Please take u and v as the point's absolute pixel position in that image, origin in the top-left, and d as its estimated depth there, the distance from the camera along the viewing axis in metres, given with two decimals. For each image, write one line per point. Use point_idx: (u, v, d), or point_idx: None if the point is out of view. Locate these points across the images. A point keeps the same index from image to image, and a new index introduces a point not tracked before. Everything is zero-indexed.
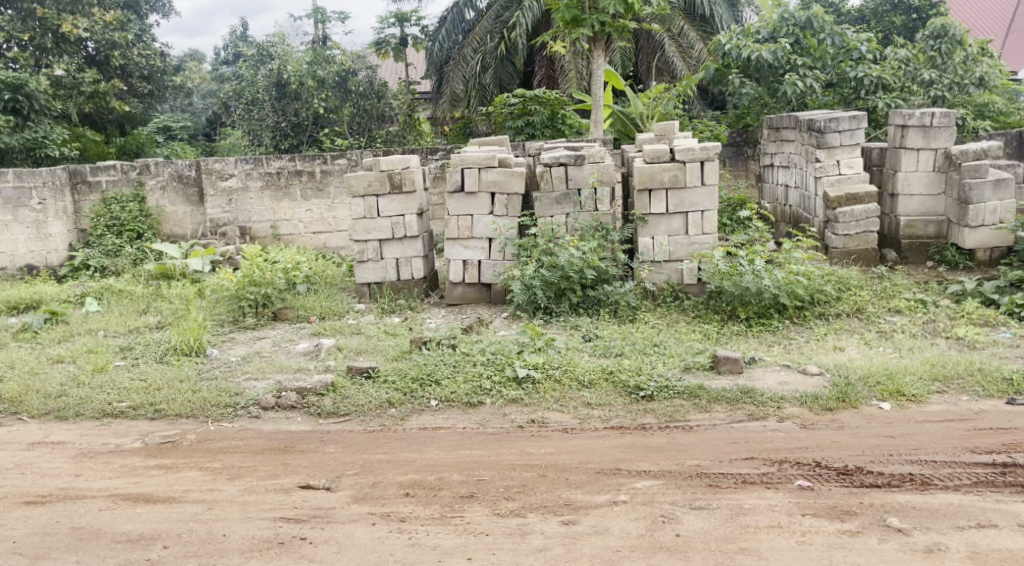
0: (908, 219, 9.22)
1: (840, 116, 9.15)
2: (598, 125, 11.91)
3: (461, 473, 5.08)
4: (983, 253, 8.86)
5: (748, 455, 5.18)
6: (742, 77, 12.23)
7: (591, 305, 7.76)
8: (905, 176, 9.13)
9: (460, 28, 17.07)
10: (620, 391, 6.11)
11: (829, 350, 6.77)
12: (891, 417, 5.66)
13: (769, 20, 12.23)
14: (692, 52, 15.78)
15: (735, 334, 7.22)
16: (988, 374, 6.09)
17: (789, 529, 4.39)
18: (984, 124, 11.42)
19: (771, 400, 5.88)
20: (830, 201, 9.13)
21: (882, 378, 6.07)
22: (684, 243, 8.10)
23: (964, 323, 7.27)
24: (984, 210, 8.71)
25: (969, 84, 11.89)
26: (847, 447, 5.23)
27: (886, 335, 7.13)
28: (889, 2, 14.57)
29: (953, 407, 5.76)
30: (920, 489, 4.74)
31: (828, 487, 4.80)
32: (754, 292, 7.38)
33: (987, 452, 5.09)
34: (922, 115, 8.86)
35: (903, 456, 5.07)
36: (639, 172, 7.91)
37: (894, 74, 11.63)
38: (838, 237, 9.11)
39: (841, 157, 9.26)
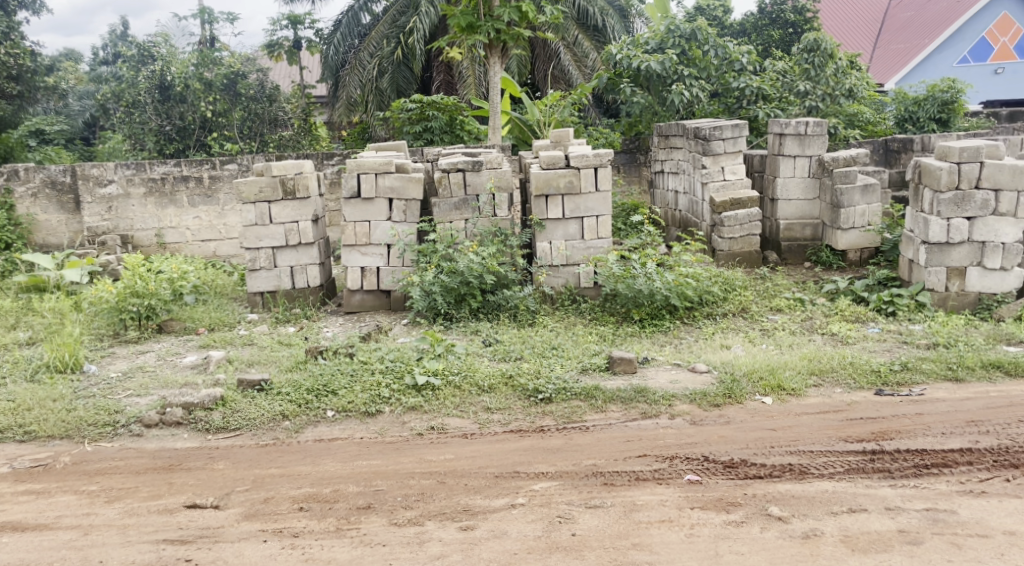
0: (787, 222, 9.70)
1: (724, 124, 9.53)
2: (496, 131, 12.00)
3: (357, 484, 5.03)
4: (855, 253, 9.38)
5: (641, 452, 5.34)
6: (633, 86, 12.47)
7: (490, 310, 7.82)
8: (784, 182, 9.61)
9: (355, 32, 16.92)
10: (519, 395, 6.18)
11: (716, 348, 7.05)
12: (772, 410, 5.94)
13: (657, 32, 12.60)
14: (587, 61, 16.23)
15: (629, 335, 7.43)
16: (859, 367, 6.49)
17: (679, 523, 4.55)
18: (853, 133, 12.19)
19: (663, 398, 6.08)
20: (716, 206, 9.50)
21: (764, 373, 6.37)
22: (580, 247, 8.26)
23: (838, 319, 7.71)
24: (854, 214, 9.23)
25: (840, 95, 12.46)
26: (733, 441, 5.46)
27: (769, 333, 7.48)
28: (768, 16, 15.15)
29: (829, 399, 6.09)
30: (799, 478, 4.99)
31: (716, 480, 5.00)
32: (646, 293, 7.62)
33: (858, 440, 5.41)
34: (797, 124, 9.32)
35: (783, 448, 5.33)
36: (536, 178, 8.02)
37: (772, 85, 12.31)
38: (724, 240, 9.51)
39: (726, 164, 9.65)
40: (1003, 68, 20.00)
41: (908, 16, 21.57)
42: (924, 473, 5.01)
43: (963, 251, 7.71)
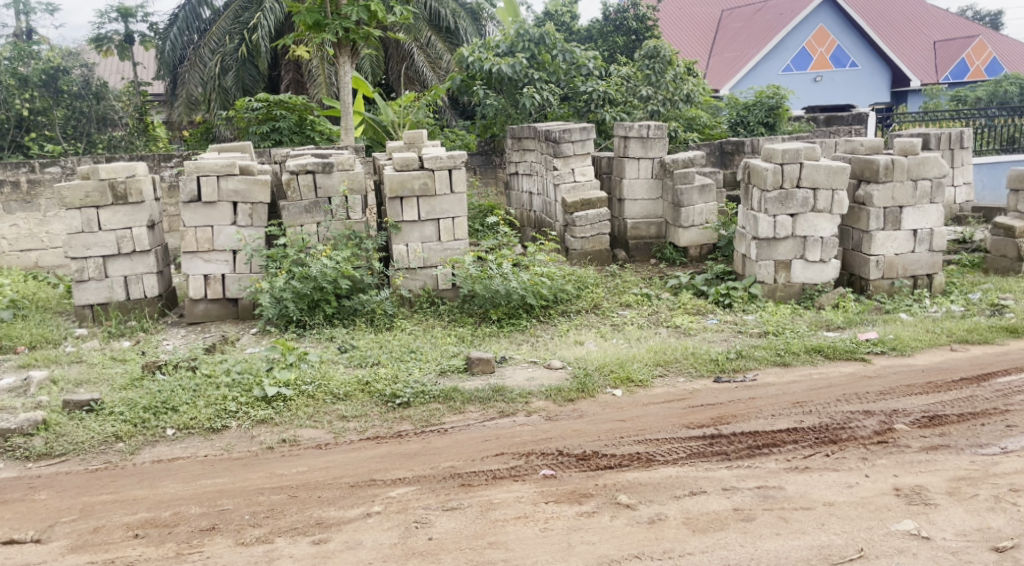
0: (634, 221, 10.09)
1: (572, 127, 9.78)
2: (348, 132, 11.80)
3: (201, 505, 4.84)
4: (695, 249, 9.87)
5: (498, 451, 5.41)
6: (486, 88, 12.62)
7: (346, 315, 7.69)
8: (630, 183, 9.99)
9: (194, 27, 16.20)
10: (376, 401, 6.12)
11: (571, 345, 7.23)
12: (622, 402, 6.16)
13: (506, 35, 12.78)
14: (441, 63, 16.28)
15: (487, 334, 7.50)
16: (700, 357, 6.85)
17: (534, 518, 4.65)
18: (692, 136, 12.83)
19: (520, 396, 6.18)
20: (568, 206, 9.73)
21: (614, 366, 6.62)
22: (437, 249, 8.26)
23: (680, 312, 8.11)
24: (693, 212, 9.70)
25: (679, 100, 13.15)
26: (586, 434, 5.62)
27: (619, 328, 7.75)
28: (612, 23, 15.67)
29: (673, 389, 6.39)
30: (646, 466, 5.21)
31: (570, 473, 5.13)
32: (503, 294, 7.74)
33: (700, 426, 5.71)
34: (640, 127, 9.73)
35: (632, 437, 5.55)
36: (390, 180, 7.96)
37: (617, 89, 12.75)
38: (577, 240, 9.76)
39: (575, 165, 9.91)
40: (821, 76, 21.82)
41: (738, 26, 22.83)
42: (759, 453, 5.35)
43: (788, 245, 8.29)
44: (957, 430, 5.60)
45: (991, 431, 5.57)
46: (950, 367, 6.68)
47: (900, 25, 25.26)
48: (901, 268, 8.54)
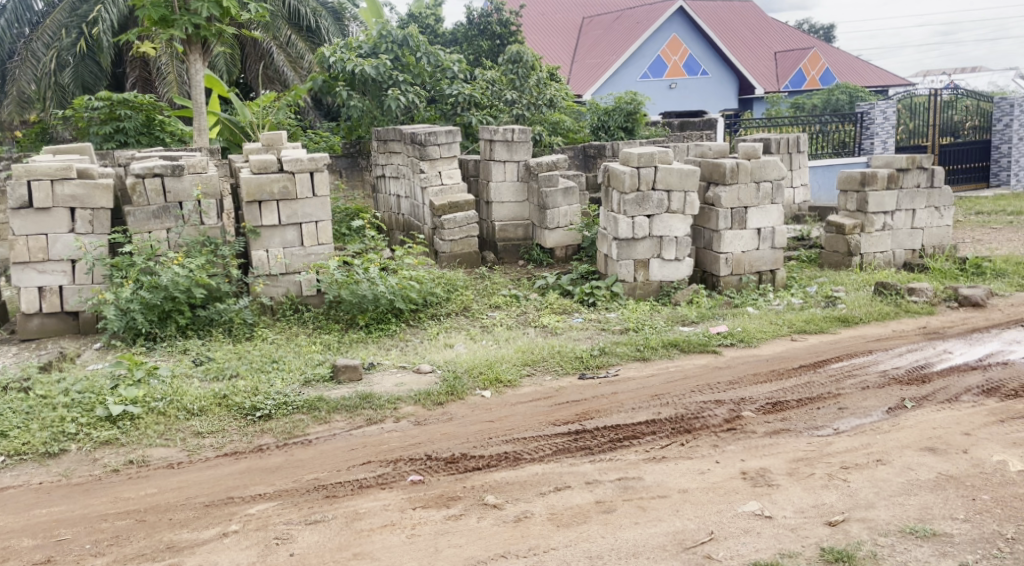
0: (501, 223, 10.16)
1: (437, 130, 9.75)
2: (202, 133, 11.33)
3: (36, 537, 4.52)
4: (561, 250, 10.06)
5: (365, 459, 5.31)
6: (349, 90, 12.38)
7: (201, 325, 7.37)
8: (496, 186, 10.05)
9: (25, 19, 15.13)
10: (234, 414, 5.88)
11: (440, 348, 7.20)
12: (490, 403, 6.17)
13: (369, 37, 12.64)
14: (302, 63, 15.91)
15: (354, 341, 7.36)
16: (566, 355, 6.97)
17: (400, 525, 4.59)
18: (557, 139, 13.04)
19: (388, 402, 6.09)
20: (435, 209, 9.67)
21: (483, 368, 6.63)
22: (300, 254, 8.02)
23: (548, 312, 8.23)
24: (558, 214, 9.84)
25: (542, 104, 13.26)
26: (454, 437, 5.60)
27: (488, 329, 7.78)
28: (476, 27, 15.72)
29: (540, 387, 6.46)
30: (513, 465, 5.24)
31: (437, 478, 5.10)
32: (371, 299, 7.61)
33: (565, 422, 5.80)
34: (505, 131, 9.78)
35: (500, 438, 5.57)
36: (247, 183, 7.71)
37: (482, 93, 12.81)
38: (445, 242, 9.73)
39: (442, 168, 9.87)
40: (675, 84, 22.64)
41: (598, 34, 23.46)
42: (621, 446, 5.49)
43: (646, 245, 8.57)
44: (797, 415, 5.94)
45: (826, 413, 5.94)
46: (791, 356, 7.10)
47: (746, 37, 26.69)
48: (748, 265, 9.00)
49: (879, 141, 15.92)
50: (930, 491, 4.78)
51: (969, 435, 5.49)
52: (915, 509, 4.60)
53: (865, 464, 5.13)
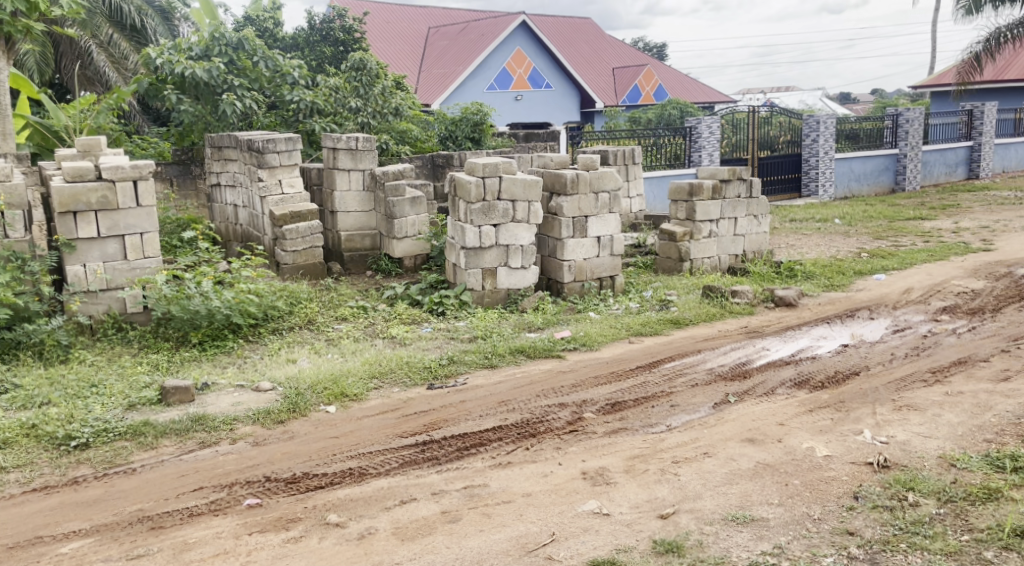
0: (347, 233, 9.97)
1: (276, 137, 9.47)
2: (9, 137, 10.45)
3: None
4: (410, 260, 9.93)
5: (197, 486, 5.06)
6: (179, 93, 11.77)
7: (6, 350, 6.78)
8: (341, 195, 9.88)
9: None
10: (45, 445, 5.46)
11: (281, 364, 6.96)
12: (335, 418, 6.02)
13: (200, 38, 12.07)
14: (126, 64, 15.10)
15: (186, 360, 7.00)
16: (413, 366, 6.92)
17: (234, 553, 4.39)
18: (404, 149, 12.91)
19: (223, 423, 5.82)
20: (276, 219, 9.36)
21: (327, 383, 6.46)
22: (123, 269, 7.56)
23: (396, 322, 8.16)
24: (406, 224, 9.73)
25: (388, 113, 13.22)
26: (295, 456, 5.43)
27: (333, 342, 7.60)
28: (318, 33, 15.39)
29: (387, 400, 6.37)
30: (358, 481, 5.14)
31: (276, 500, 4.92)
32: (204, 314, 7.29)
33: (411, 434, 5.75)
34: (348, 139, 9.64)
35: (344, 454, 5.45)
36: (59, 192, 7.18)
37: (325, 100, 12.54)
38: (288, 253, 9.41)
39: (282, 176, 9.56)
40: (521, 96, 23.01)
41: (444, 45, 23.58)
42: (467, 454, 5.50)
43: (492, 254, 8.65)
44: (634, 414, 6.17)
45: (660, 411, 6.21)
46: (629, 358, 7.37)
47: (587, 53, 27.67)
48: (589, 272, 9.29)
49: (705, 154, 16.90)
50: (750, 480, 5.08)
51: (784, 424, 5.89)
52: (736, 497, 4.87)
53: (694, 458, 5.40)
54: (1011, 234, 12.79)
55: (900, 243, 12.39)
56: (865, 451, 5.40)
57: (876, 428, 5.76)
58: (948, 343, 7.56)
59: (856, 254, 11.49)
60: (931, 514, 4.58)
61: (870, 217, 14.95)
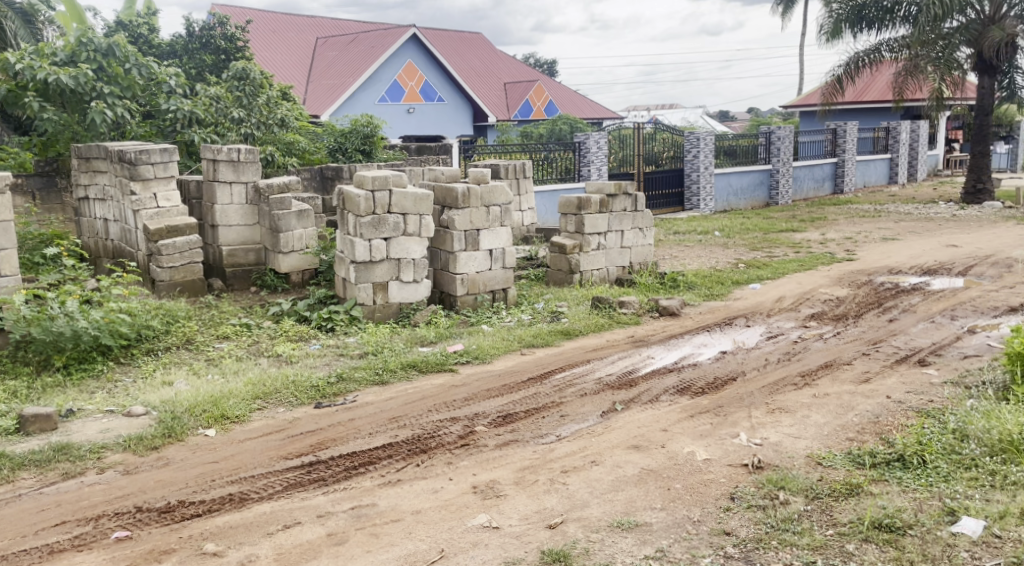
0: (229, 248, 9.64)
1: (150, 148, 9.10)
2: None
3: None
4: (297, 274, 9.67)
5: (60, 520, 4.75)
6: (41, 101, 11.03)
7: None
8: (222, 209, 9.55)
9: None
10: None
11: (157, 387, 6.64)
12: (215, 442, 5.78)
13: (66, 43, 11.42)
14: None
15: (50, 385, 6.58)
16: (299, 385, 6.73)
17: None
18: (291, 161, 12.60)
19: (90, 452, 5.50)
20: (150, 234, 8.96)
21: (206, 406, 6.20)
22: None
23: (282, 340, 7.92)
24: (292, 238, 9.48)
25: (273, 124, 12.88)
26: (171, 483, 5.18)
27: (214, 362, 7.30)
28: (198, 40, 14.85)
29: (271, 421, 6.15)
30: (239, 506, 4.94)
31: (148, 531, 4.67)
32: (69, 336, 6.89)
33: (297, 456, 5.58)
34: (229, 150, 9.33)
35: (224, 479, 5.23)
36: None
37: (205, 109, 12.11)
38: (164, 269, 9.01)
39: (157, 190, 9.21)
40: (413, 109, 22.96)
41: (333, 56, 23.27)
42: (355, 474, 5.38)
43: (383, 268, 8.53)
44: (525, 425, 6.18)
45: (550, 422, 6.25)
46: (520, 370, 7.39)
47: (477, 67, 27.86)
48: (482, 285, 9.28)
49: (594, 168, 17.15)
50: (635, 486, 5.16)
51: (667, 430, 6.03)
52: (622, 504, 4.94)
53: (581, 467, 5.45)
54: (871, 244, 13.60)
55: (773, 253, 12.98)
56: (741, 453, 5.58)
57: (751, 431, 5.98)
58: (816, 348, 7.94)
59: (733, 265, 11.96)
60: (800, 511, 4.76)
61: (747, 229, 15.61)
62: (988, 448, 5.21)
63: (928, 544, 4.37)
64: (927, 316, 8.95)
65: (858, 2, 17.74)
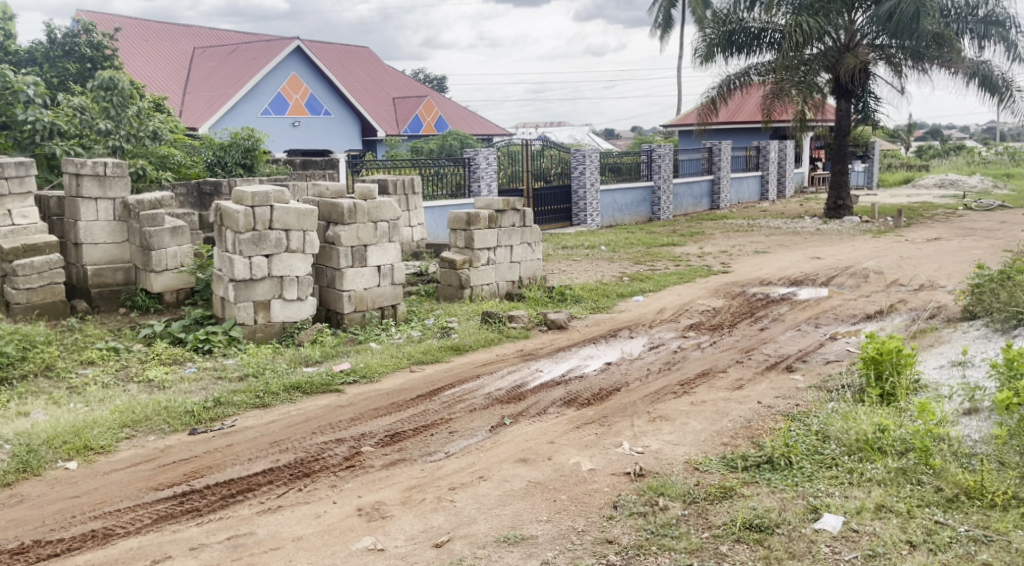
0: (95, 267, 9.13)
1: (4, 162, 8.61)
2: None
3: None
4: (170, 294, 9.22)
5: None
6: None
7: None
8: (87, 226, 9.05)
9: None
10: None
11: (11, 418, 6.18)
12: (77, 475, 5.42)
13: None
14: None
15: None
16: (172, 411, 6.40)
17: None
18: (164, 175, 12.08)
19: None
20: (5, 253, 8.39)
21: (67, 437, 5.81)
22: None
23: (153, 364, 7.54)
24: (165, 256, 9.05)
25: (144, 137, 12.24)
26: (25, 522, 4.82)
27: (77, 390, 6.87)
28: (60, 47, 14.08)
29: (141, 450, 5.83)
30: (102, 543, 4.63)
31: None
32: None
33: (168, 486, 5.29)
34: (94, 164, 8.91)
35: (86, 515, 4.91)
36: None
37: (68, 121, 11.48)
38: (20, 291, 8.43)
39: (12, 207, 8.68)
40: (299, 122, 22.46)
41: (212, 67, 22.52)
42: (231, 502, 5.15)
43: (264, 286, 8.25)
44: (412, 444, 6.08)
45: (438, 439, 6.17)
46: (408, 387, 7.28)
47: (364, 81, 27.60)
48: (370, 301, 9.11)
49: (484, 184, 17.28)
50: (521, 499, 5.15)
51: (554, 442, 6.06)
52: (508, 518, 4.92)
53: (469, 483, 5.40)
54: (744, 257, 14.19)
55: (655, 267, 13.35)
56: (624, 462, 5.66)
57: (634, 439, 6.07)
58: (694, 357, 8.18)
59: (618, 278, 12.22)
60: (677, 516, 4.85)
61: (631, 244, 16.00)
62: (846, 448, 5.47)
63: (794, 541, 4.53)
64: (794, 324, 9.38)
65: (729, 27, 18.54)
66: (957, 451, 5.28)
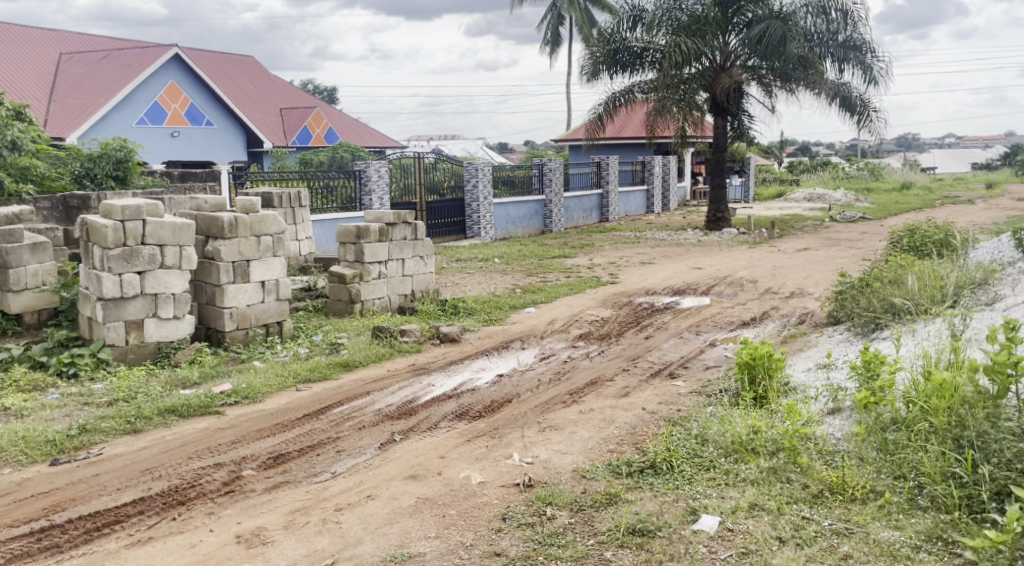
0: None
1: None
2: None
3: None
4: (31, 316, 8.65)
5: None
6: None
7: None
8: None
9: None
10: None
11: None
12: None
13: None
14: None
15: None
16: (32, 441, 6.00)
17: None
18: (26, 188, 11.37)
19: None
20: None
21: None
22: None
23: (12, 391, 7.05)
24: (25, 274, 8.51)
25: (3, 147, 11.47)
26: None
27: None
28: None
29: None
30: None
31: None
32: None
33: (25, 522, 4.95)
34: None
35: None
36: None
37: None
38: None
39: None
40: (178, 132, 21.65)
41: (81, 73, 21.44)
42: (96, 536, 4.85)
43: (137, 304, 7.85)
44: (297, 465, 5.88)
45: (324, 459, 5.99)
46: (294, 406, 7.05)
47: (248, 90, 26.86)
48: (253, 318, 8.80)
49: (376, 197, 17.03)
50: (409, 517, 5.05)
51: (444, 457, 5.99)
52: (396, 536, 4.82)
53: (356, 503, 5.26)
54: (631, 268, 14.52)
55: (546, 278, 13.48)
56: (513, 474, 5.65)
57: (524, 451, 6.07)
58: (583, 367, 8.27)
59: (510, 290, 12.26)
60: (564, 525, 4.87)
61: (523, 256, 16.12)
62: (723, 450, 5.63)
63: (673, 544, 4.61)
64: (677, 332, 9.64)
65: (614, 46, 19.04)
66: (822, 448, 5.49)
